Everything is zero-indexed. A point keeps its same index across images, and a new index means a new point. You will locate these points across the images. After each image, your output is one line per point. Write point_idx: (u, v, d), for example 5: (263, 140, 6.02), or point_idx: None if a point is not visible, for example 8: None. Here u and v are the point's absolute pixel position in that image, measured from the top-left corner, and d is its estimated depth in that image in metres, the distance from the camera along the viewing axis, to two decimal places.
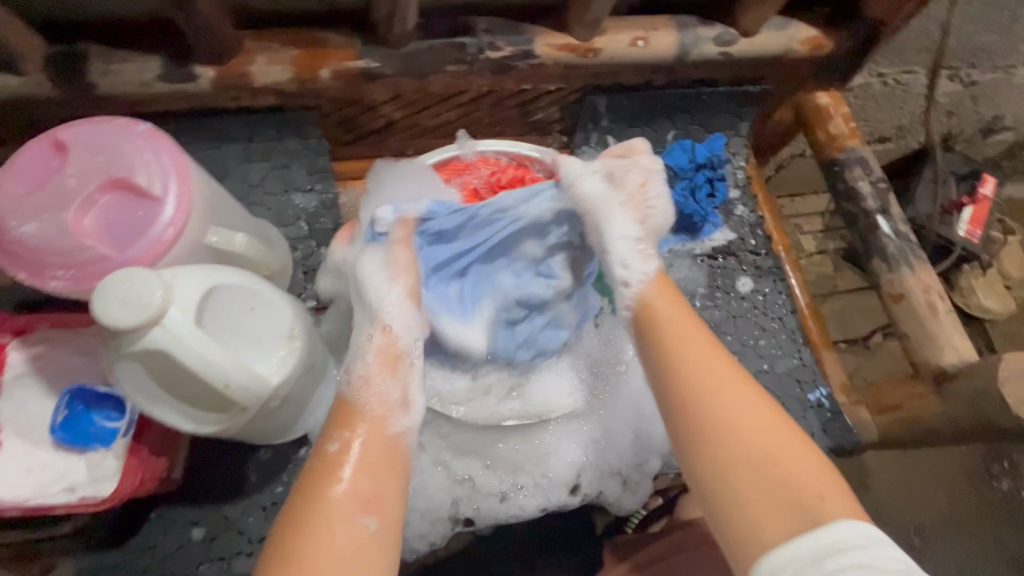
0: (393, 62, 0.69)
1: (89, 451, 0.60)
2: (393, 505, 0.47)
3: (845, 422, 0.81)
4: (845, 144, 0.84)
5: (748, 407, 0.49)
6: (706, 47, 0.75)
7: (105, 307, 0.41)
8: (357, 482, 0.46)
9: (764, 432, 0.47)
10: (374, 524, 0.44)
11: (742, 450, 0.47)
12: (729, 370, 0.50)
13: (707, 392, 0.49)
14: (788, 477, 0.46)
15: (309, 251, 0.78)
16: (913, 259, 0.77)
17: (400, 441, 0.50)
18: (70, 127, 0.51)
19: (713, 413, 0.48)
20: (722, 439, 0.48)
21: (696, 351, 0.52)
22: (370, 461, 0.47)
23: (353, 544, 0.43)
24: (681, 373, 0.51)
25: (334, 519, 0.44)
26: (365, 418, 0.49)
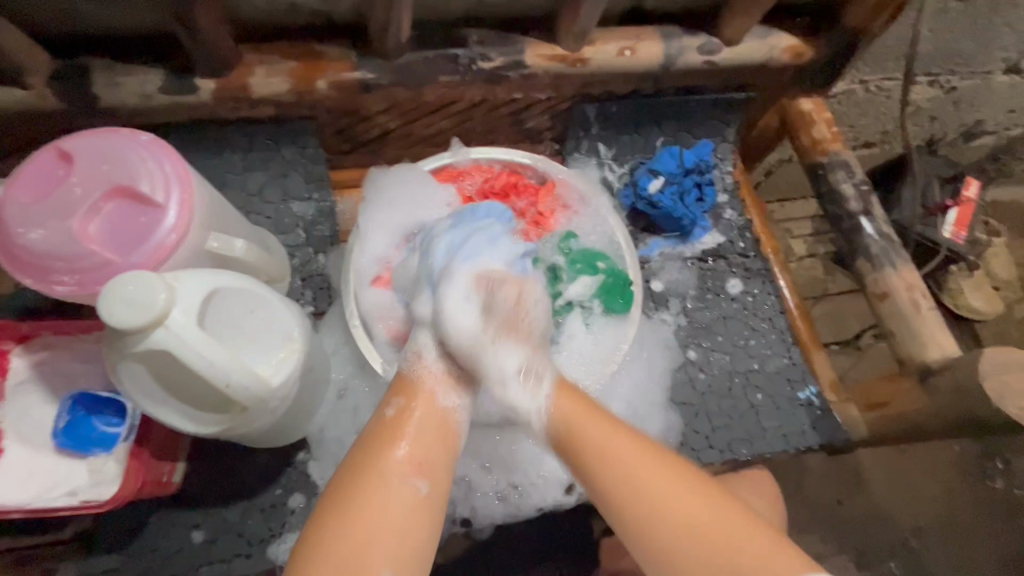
0: (388, 73, 0.71)
1: (91, 456, 0.61)
2: (442, 471, 0.54)
3: (834, 419, 0.82)
4: (829, 148, 0.86)
5: (653, 473, 0.53)
6: (691, 56, 0.78)
7: (110, 308, 0.42)
8: (415, 449, 0.53)
9: (670, 494, 0.51)
10: (425, 487, 0.52)
11: (670, 521, 0.50)
12: (629, 444, 0.55)
13: (619, 473, 0.53)
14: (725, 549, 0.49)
15: (306, 258, 0.79)
16: (896, 258, 0.79)
17: (449, 416, 0.59)
18: (74, 138, 0.53)
19: (633, 494, 0.52)
20: (648, 521, 0.51)
21: (598, 431, 0.56)
22: (425, 433, 0.56)
23: (405, 503, 0.50)
24: (596, 461, 0.54)
25: (393, 477, 0.51)
26: (420, 392, 0.59)
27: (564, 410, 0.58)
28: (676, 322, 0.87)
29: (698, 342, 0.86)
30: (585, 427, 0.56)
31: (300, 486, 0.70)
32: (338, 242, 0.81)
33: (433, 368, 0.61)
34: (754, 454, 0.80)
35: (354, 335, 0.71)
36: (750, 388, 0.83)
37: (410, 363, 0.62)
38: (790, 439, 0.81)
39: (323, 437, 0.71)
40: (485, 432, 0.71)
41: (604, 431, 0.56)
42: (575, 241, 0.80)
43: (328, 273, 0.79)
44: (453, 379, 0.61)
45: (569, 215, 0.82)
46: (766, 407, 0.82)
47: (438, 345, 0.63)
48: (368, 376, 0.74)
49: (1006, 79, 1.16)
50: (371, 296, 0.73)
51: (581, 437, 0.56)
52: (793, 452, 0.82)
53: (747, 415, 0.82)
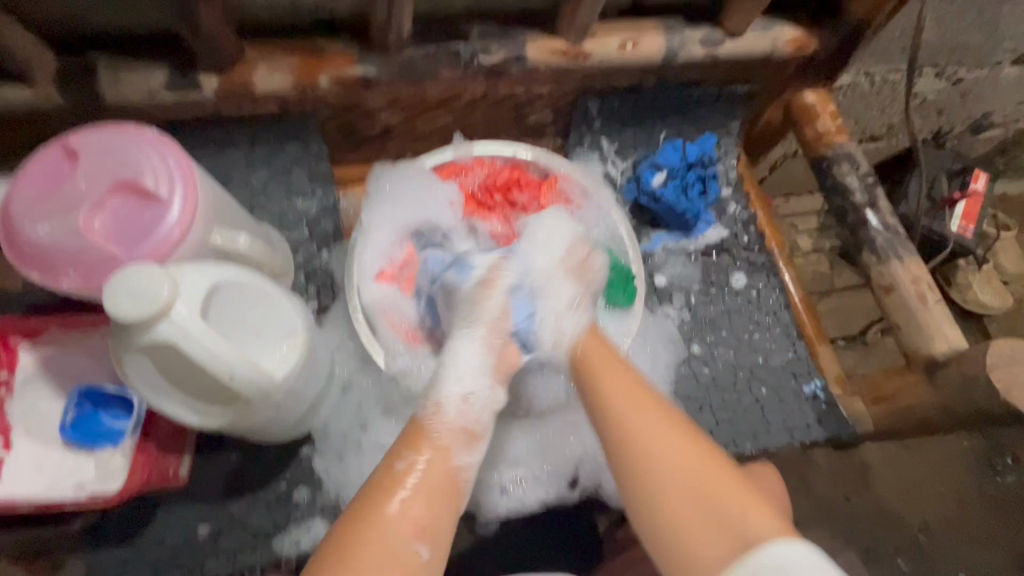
0: (389, 68, 0.71)
1: (98, 450, 0.62)
2: (444, 530, 0.52)
3: (840, 413, 0.81)
4: (833, 140, 0.85)
5: (663, 432, 0.53)
6: (693, 49, 0.78)
7: (115, 301, 0.42)
8: (421, 510, 0.51)
9: (686, 454, 0.52)
10: (425, 554, 0.50)
11: (680, 480, 0.51)
12: (646, 398, 0.55)
13: (638, 434, 0.53)
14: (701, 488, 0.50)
15: (310, 254, 0.80)
16: (901, 251, 0.78)
17: (460, 474, 0.55)
18: (80, 134, 0.53)
19: (645, 443, 0.53)
20: (654, 469, 0.52)
21: (614, 380, 0.57)
22: (433, 488, 0.52)
23: (402, 568, 0.49)
24: (605, 407, 0.56)
25: (392, 537, 0.49)
26: (434, 445, 0.54)
27: (599, 356, 0.60)
28: (680, 316, 0.86)
29: (702, 336, 0.85)
30: (612, 376, 0.57)
31: (305, 480, 0.70)
32: (341, 238, 0.81)
33: (450, 418, 0.55)
34: (758, 448, 0.80)
35: (358, 329, 0.71)
36: (754, 382, 0.83)
37: (429, 413, 0.55)
38: (795, 433, 0.80)
39: (327, 432, 0.71)
40: (488, 426, 0.71)
41: (628, 384, 0.57)
42: None
43: (332, 269, 0.80)
44: (470, 433, 0.56)
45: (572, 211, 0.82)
46: (771, 401, 0.82)
47: (470, 381, 0.57)
48: (371, 370, 0.74)
49: (1014, 70, 1.15)
50: (376, 291, 0.73)
51: (605, 388, 0.57)
52: (798, 447, 0.81)
53: (752, 409, 0.81)
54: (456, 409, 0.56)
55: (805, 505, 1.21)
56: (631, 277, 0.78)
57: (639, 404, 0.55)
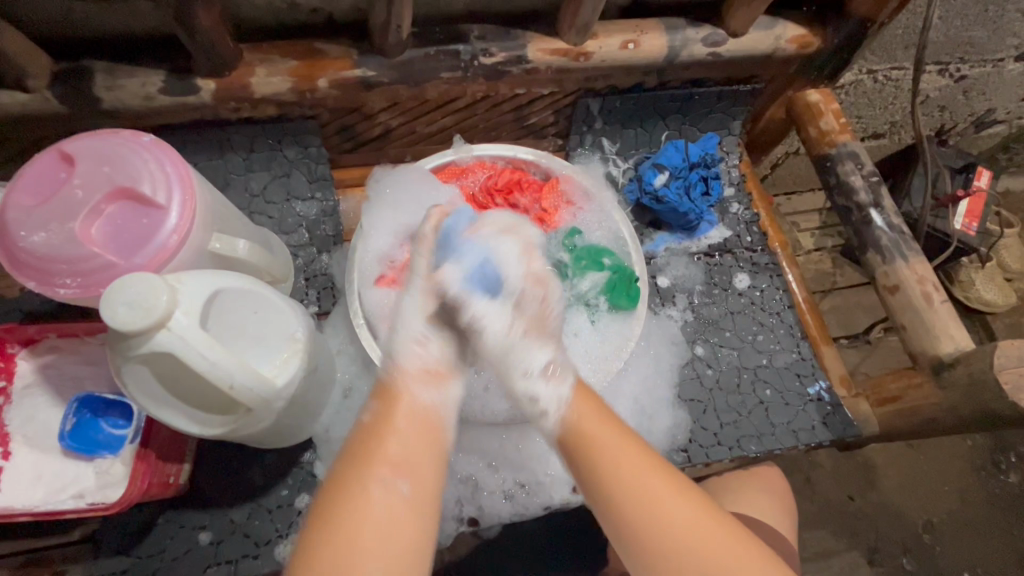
0: (389, 70, 0.70)
1: (97, 458, 0.61)
2: (426, 470, 0.50)
3: (845, 415, 0.81)
4: (837, 139, 0.85)
5: (683, 510, 0.51)
6: (695, 48, 0.77)
7: (112, 311, 0.42)
8: (405, 467, 0.49)
9: (703, 534, 0.50)
10: (404, 490, 0.47)
11: (702, 564, 0.49)
12: (656, 469, 0.53)
13: (652, 510, 0.51)
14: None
15: (310, 258, 0.79)
16: (907, 251, 0.77)
17: (435, 419, 0.54)
18: (76, 140, 0.53)
19: (661, 522, 0.50)
20: (668, 557, 0.49)
21: (624, 455, 0.53)
22: (413, 437, 0.51)
23: (385, 508, 0.46)
24: (603, 474, 0.53)
25: (380, 503, 0.46)
26: (404, 401, 0.53)
27: (596, 422, 0.56)
28: (683, 318, 0.86)
29: (705, 338, 0.85)
30: (624, 451, 0.53)
31: (306, 487, 0.69)
32: (342, 241, 0.81)
33: (411, 366, 0.55)
34: (763, 451, 0.79)
35: (359, 335, 0.71)
36: (759, 383, 0.82)
37: (391, 365, 0.56)
38: (800, 435, 0.80)
39: (329, 438, 0.71)
40: (491, 431, 0.71)
41: (626, 447, 0.54)
42: (580, 237, 0.81)
43: (333, 272, 0.79)
44: (434, 374, 0.56)
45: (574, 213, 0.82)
46: (775, 403, 0.81)
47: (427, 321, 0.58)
48: (373, 375, 0.73)
49: (1017, 67, 1.14)
50: (375, 296, 0.72)
51: (610, 463, 0.53)
52: (803, 449, 0.80)
53: (756, 412, 0.81)
54: (423, 346, 0.57)
55: (809, 505, 1.20)
56: (635, 279, 0.77)
57: (637, 475, 0.52)
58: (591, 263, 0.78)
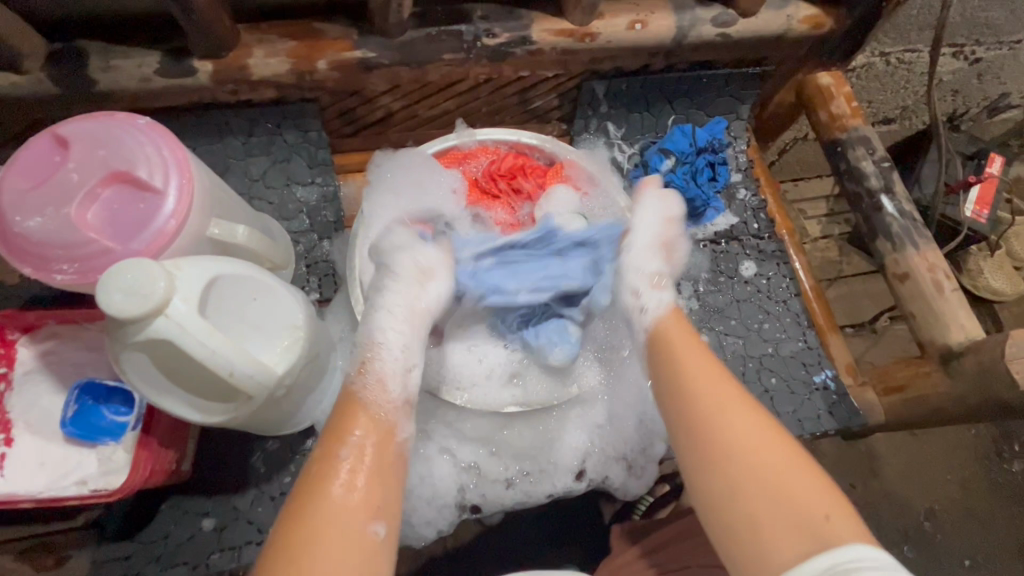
0: (389, 51, 0.68)
1: (100, 445, 0.62)
2: (393, 498, 0.47)
3: (852, 404, 0.79)
4: (848, 123, 0.83)
5: (753, 426, 0.47)
6: (704, 29, 0.75)
7: (108, 297, 0.41)
8: (368, 484, 0.46)
9: (779, 453, 0.45)
10: (382, 530, 0.44)
11: (766, 476, 0.44)
12: (728, 393, 0.50)
13: (720, 428, 0.47)
14: (775, 479, 0.44)
15: (311, 244, 0.79)
16: (918, 238, 0.75)
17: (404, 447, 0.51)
18: (70, 123, 0.52)
19: (723, 447, 0.47)
20: (730, 467, 0.46)
21: (699, 380, 0.51)
22: (381, 463, 0.48)
23: (349, 536, 0.43)
24: (682, 393, 0.51)
25: (335, 521, 0.43)
26: (375, 423, 0.50)
27: (682, 348, 0.54)
28: (688, 306, 0.85)
29: (710, 326, 0.84)
30: (701, 377, 0.51)
31: None
32: (342, 228, 0.80)
33: (393, 393, 0.52)
34: None
35: (360, 322, 0.70)
36: (763, 372, 0.81)
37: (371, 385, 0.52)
38: (806, 424, 0.78)
39: None
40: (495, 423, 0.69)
41: (701, 369, 0.52)
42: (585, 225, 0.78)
43: (334, 259, 0.79)
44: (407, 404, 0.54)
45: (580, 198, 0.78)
46: (780, 392, 0.80)
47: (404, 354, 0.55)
48: None
49: None
50: (377, 281, 0.71)
51: (679, 369, 0.52)
52: (809, 439, 0.79)
53: (761, 400, 0.80)
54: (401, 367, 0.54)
55: None
56: None
57: (706, 375, 0.51)
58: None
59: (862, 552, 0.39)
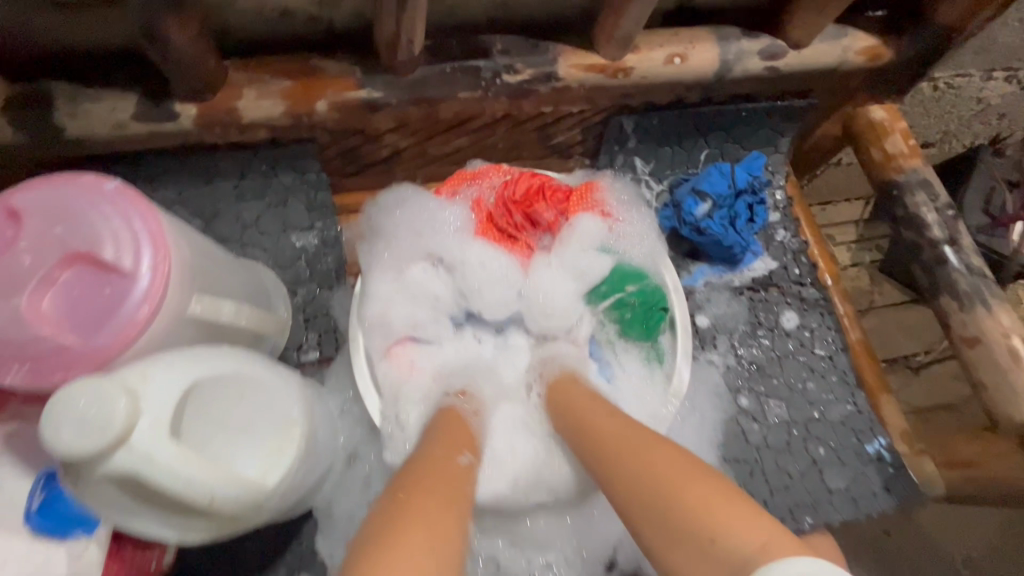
0: (397, 90, 0.61)
1: (72, 539, 0.51)
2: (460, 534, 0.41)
3: (910, 478, 0.72)
4: (904, 164, 0.74)
5: (664, 462, 0.44)
6: (750, 62, 0.67)
7: (57, 431, 0.33)
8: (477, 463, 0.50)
9: (690, 483, 0.41)
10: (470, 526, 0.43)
11: (677, 507, 0.40)
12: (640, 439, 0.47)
13: (635, 474, 0.44)
14: (677, 497, 0.40)
15: (309, 296, 0.71)
16: (988, 297, 0.67)
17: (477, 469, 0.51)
18: (24, 191, 0.44)
19: (637, 476, 0.44)
20: (649, 512, 0.41)
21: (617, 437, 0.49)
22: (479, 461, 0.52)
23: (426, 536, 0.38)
24: (605, 456, 0.48)
25: (459, 479, 0.46)
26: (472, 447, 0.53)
27: (591, 414, 0.54)
28: (725, 364, 0.77)
29: (751, 387, 0.76)
30: (616, 439, 0.49)
31: (307, 565, 0.62)
32: (344, 278, 0.72)
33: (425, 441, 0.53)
34: (819, 519, 0.70)
35: (363, 390, 0.63)
36: (811, 441, 0.73)
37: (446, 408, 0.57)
38: (860, 503, 0.71)
39: (331, 511, 0.63)
40: (520, 516, 0.60)
41: (618, 425, 0.50)
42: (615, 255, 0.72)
43: (334, 313, 0.71)
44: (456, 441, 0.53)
45: (607, 227, 0.72)
46: (831, 464, 0.72)
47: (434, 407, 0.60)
48: (380, 438, 0.65)
49: None
50: (377, 330, 0.64)
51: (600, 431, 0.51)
52: (863, 518, 0.71)
53: (810, 474, 0.72)
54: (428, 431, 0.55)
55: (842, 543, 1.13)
56: (661, 307, 0.69)
57: (615, 423, 0.50)
58: (611, 286, 0.70)
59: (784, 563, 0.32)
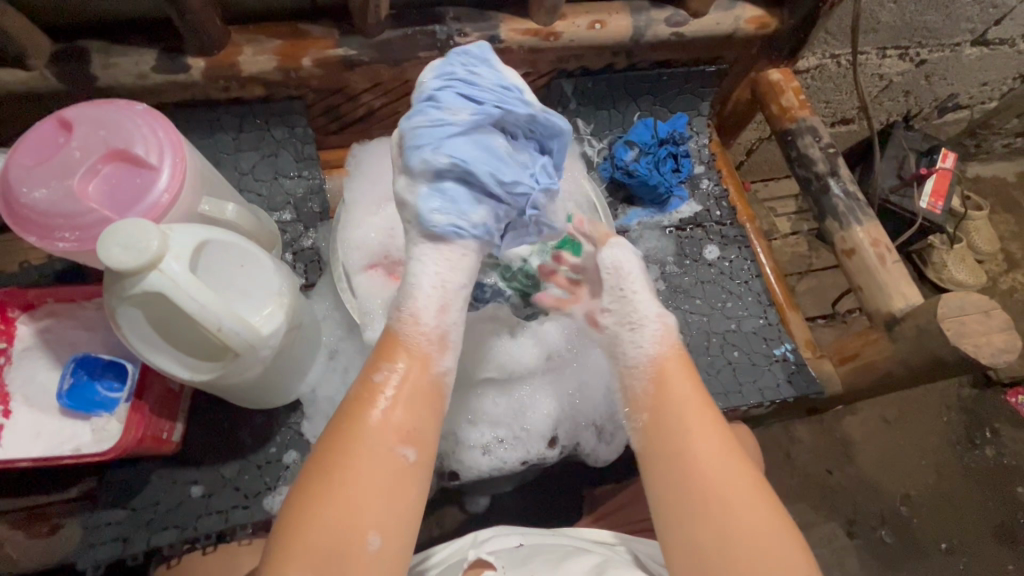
0: (368, 49, 0.75)
1: (95, 417, 0.65)
2: (432, 440, 0.49)
3: (808, 373, 0.85)
4: (797, 114, 0.90)
5: (744, 481, 0.48)
6: (659, 28, 0.82)
7: (107, 251, 0.46)
8: (396, 413, 0.48)
9: (762, 520, 0.47)
10: (412, 456, 0.47)
11: (753, 534, 0.46)
12: (725, 441, 0.50)
13: (716, 482, 0.48)
14: (744, 530, 0.46)
15: (297, 234, 0.83)
16: (861, 215, 0.83)
17: (441, 380, 0.52)
18: (73, 108, 0.57)
19: (704, 485, 0.48)
20: (718, 520, 0.47)
21: (704, 440, 0.50)
22: (411, 395, 0.49)
23: (391, 474, 0.46)
24: (684, 449, 0.50)
25: (376, 444, 0.46)
26: (410, 356, 0.50)
27: (682, 385, 0.53)
28: (655, 287, 0.89)
29: (676, 305, 0.88)
30: (701, 432, 0.50)
31: (294, 444, 0.73)
32: (327, 218, 0.84)
33: (427, 325, 0.51)
34: (730, 407, 0.82)
35: (341, 296, 0.74)
36: (727, 346, 0.86)
37: (404, 321, 0.51)
38: (766, 393, 0.83)
39: (315, 397, 0.74)
40: (469, 390, 0.73)
41: (707, 415, 0.51)
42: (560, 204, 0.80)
43: (320, 247, 0.83)
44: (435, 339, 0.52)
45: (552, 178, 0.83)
46: (742, 364, 0.85)
47: (448, 273, 0.52)
48: (356, 339, 0.77)
49: (975, 52, 1.20)
50: (355, 255, 0.75)
51: (684, 418, 0.51)
52: (769, 406, 0.84)
53: (724, 371, 0.84)
54: (436, 304, 0.51)
55: (786, 479, 1.21)
56: None
57: (691, 412, 0.51)
58: None
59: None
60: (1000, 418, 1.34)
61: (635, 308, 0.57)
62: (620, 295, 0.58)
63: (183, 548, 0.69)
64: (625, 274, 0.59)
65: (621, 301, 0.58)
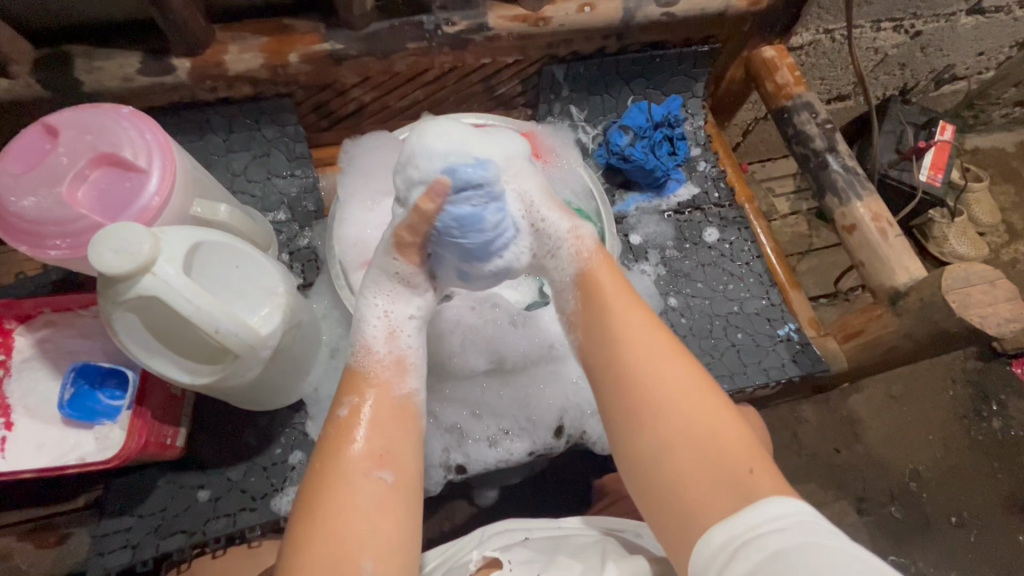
0: (355, 43, 0.74)
1: (97, 425, 0.63)
2: (406, 456, 0.52)
3: (813, 352, 0.84)
4: (792, 91, 0.89)
5: (682, 383, 0.51)
6: (649, 9, 0.80)
7: (99, 256, 0.45)
8: (372, 439, 0.51)
9: (711, 423, 0.49)
10: (390, 476, 0.50)
11: (693, 428, 0.48)
12: (659, 341, 0.53)
13: (652, 387, 0.51)
14: (696, 433, 0.48)
15: (292, 234, 0.82)
16: (861, 191, 0.82)
17: (408, 402, 0.56)
18: (58, 114, 0.56)
19: (651, 398, 0.50)
20: (678, 444, 0.48)
21: (637, 347, 0.53)
22: (382, 421, 0.53)
23: (373, 497, 0.49)
24: (620, 360, 0.53)
25: (350, 471, 0.49)
26: (373, 385, 0.55)
27: (613, 296, 0.57)
28: (656, 272, 0.89)
29: (677, 289, 0.87)
30: (638, 345, 0.53)
31: (299, 445, 0.72)
32: (322, 217, 0.83)
33: (382, 354, 0.57)
34: (735, 389, 0.82)
35: (340, 294, 0.73)
36: (730, 328, 0.85)
37: (361, 354, 0.57)
38: (771, 372, 0.83)
39: (318, 397, 0.74)
40: (473, 382, 0.74)
41: (640, 321, 0.55)
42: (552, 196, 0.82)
43: (316, 246, 0.82)
44: (401, 365, 0.57)
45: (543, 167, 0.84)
46: (747, 345, 0.84)
47: (391, 304, 0.58)
48: None
49: (970, 20, 1.18)
50: (352, 250, 0.74)
51: (616, 325, 0.54)
52: (775, 386, 0.83)
53: (728, 353, 0.84)
54: (386, 334, 0.57)
55: (793, 460, 1.21)
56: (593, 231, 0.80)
57: (625, 323, 0.54)
58: None
59: (780, 509, 0.42)
60: (1007, 390, 1.33)
61: (545, 228, 0.60)
62: (534, 232, 0.61)
63: (192, 553, 0.69)
64: (542, 228, 0.60)
65: (537, 247, 0.61)
